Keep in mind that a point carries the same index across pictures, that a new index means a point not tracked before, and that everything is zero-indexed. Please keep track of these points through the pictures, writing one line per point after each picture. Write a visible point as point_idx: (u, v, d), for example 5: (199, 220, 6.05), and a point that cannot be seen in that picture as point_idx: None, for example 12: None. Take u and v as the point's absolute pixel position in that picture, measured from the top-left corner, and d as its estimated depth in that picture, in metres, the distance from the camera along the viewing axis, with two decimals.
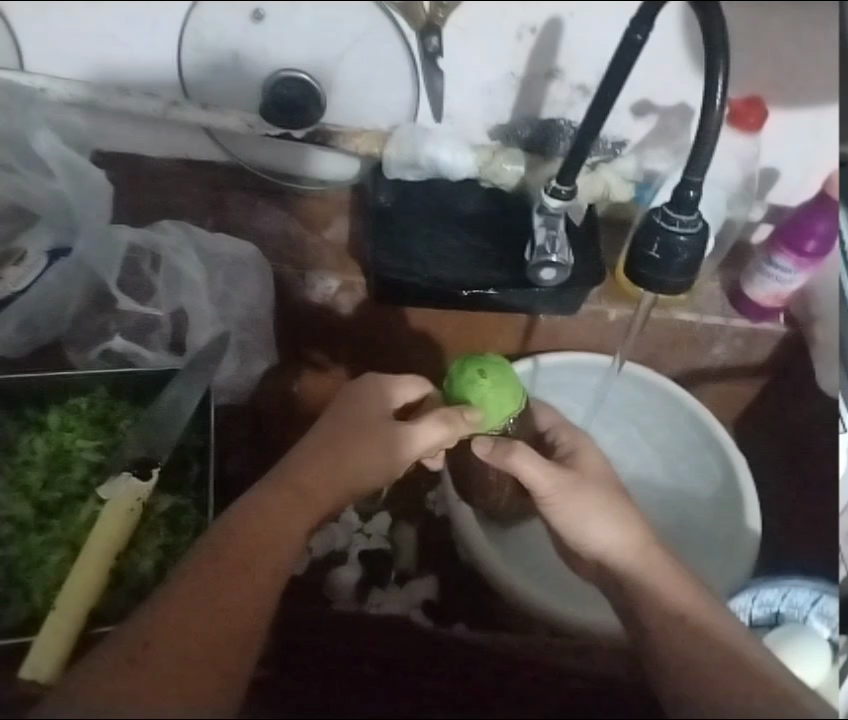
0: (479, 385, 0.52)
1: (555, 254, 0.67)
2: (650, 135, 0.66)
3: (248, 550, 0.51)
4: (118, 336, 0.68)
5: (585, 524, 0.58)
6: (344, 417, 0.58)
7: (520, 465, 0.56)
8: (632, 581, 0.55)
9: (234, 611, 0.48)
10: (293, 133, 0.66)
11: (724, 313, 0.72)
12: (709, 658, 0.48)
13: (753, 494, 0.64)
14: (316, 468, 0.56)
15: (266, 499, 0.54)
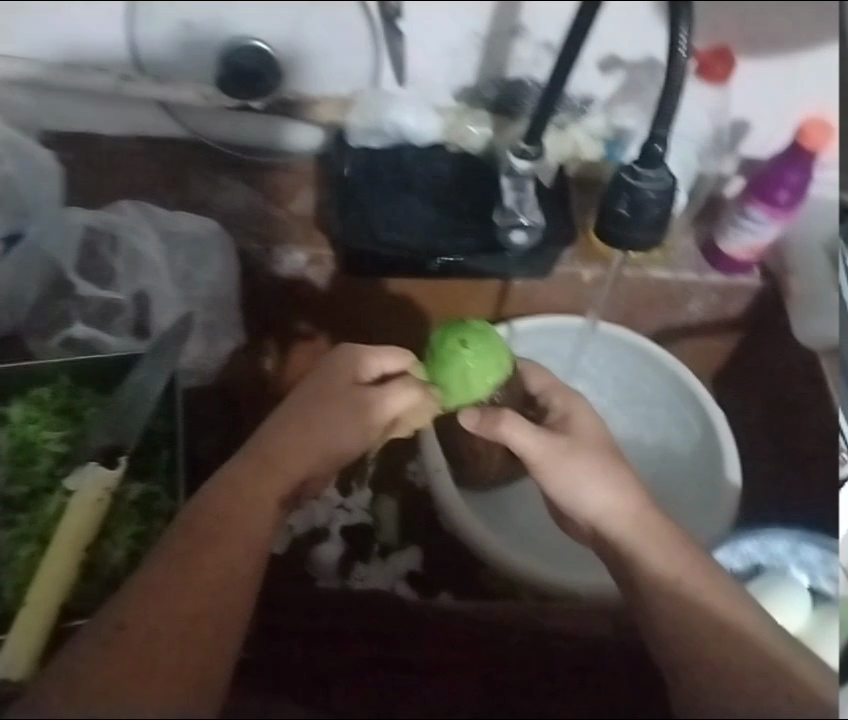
0: (460, 355, 0.52)
1: (525, 215, 0.70)
2: (619, 92, 0.74)
3: (225, 526, 0.49)
4: (79, 323, 0.63)
5: (579, 490, 0.54)
6: (315, 388, 0.56)
7: (508, 435, 0.55)
8: (640, 560, 0.49)
9: (214, 590, 0.46)
10: (252, 103, 0.70)
11: (700, 270, 0.69)
12: (739, 657, 0.43)
13: (733, 448, 0.63)
14: (291, 440, 0.54)
15: (241, 473, 0.52)
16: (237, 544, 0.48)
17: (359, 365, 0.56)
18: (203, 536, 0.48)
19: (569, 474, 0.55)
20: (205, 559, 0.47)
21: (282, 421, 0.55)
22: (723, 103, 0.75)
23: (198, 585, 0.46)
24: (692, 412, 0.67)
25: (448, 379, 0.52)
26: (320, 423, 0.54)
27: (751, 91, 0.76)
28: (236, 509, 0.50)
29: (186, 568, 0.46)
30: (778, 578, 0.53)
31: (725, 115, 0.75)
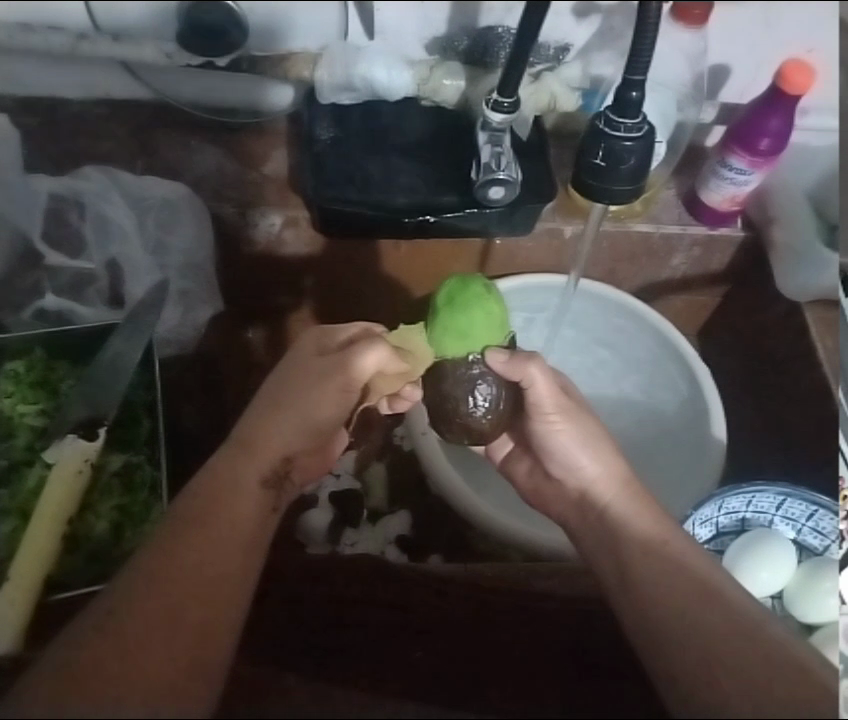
0: (487, 298, 0.49)
1: (502, 170, 0.63)
2: (594, 38, 0.63)
3: (208, 510, 0.46)
4: (50, 294, 0.64)
5: (577, 452, 0.55)
6: (284, 365, 0.54)
7: (533, 377, 0.53)
8: (621, 520, 0.51)
9: (204, 576, 0.43)
10: (217, 63, 0.61)
11: (682, 221, 0.70)
12: (732, 630, 0.41)
13: (719, 407, 0.63)
14: (271, 420, 0.52)
15: (223, 461, 0.50)
16: (224, 526, 0.46)
17: (332, 336, 0.55)
18: (189, 522, 0.46)
19: (563, 439, 0.55)
20: (194, 546, 0.44)
21: (262, 405, 0.52)
22: (700, 47, 0.61)
23: (189, 571, 0.43)
24: (676, 368, 0.67)
25: (473, 321, 0.49)
26: (299, 398, 0.52)
27: (733, 25, 0.60)
28: (220, 494, 0.47)
29: (172, 558, 0.43)
30: (761, 537, 0.55)
31: (702, 61, 0.63)
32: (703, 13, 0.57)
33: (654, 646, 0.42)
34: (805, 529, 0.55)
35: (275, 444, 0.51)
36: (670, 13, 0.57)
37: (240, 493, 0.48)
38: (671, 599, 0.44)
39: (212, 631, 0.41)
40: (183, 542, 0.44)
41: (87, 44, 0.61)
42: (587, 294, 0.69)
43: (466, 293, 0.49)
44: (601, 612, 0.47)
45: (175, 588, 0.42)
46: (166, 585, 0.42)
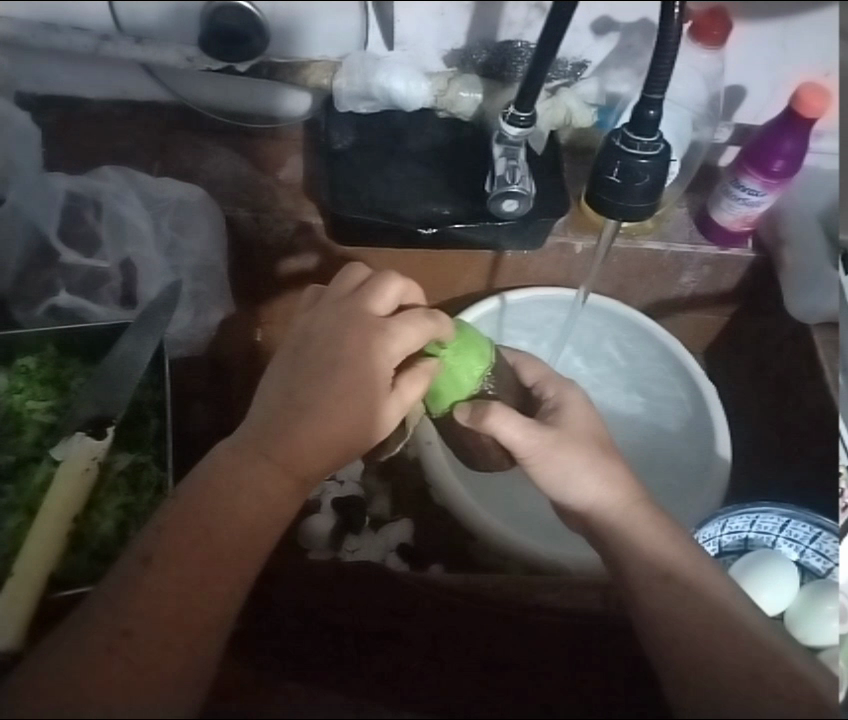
0: (443, 358, 0.57)
1: (517, 183, 0.64)
2: (613, 55, 0.65)
3: (217, 513, 0.47)
4: (64, 291, 0.62)
5: (566, 483, 0.56)
6: (321, 367, 0.53)
7: (497, 428, 0.58)
8: (617, 538, 0.51)
9: (209, 577, 0.44)
10: (236, 68, 0.62)
11: (692, 241, 0.71)
12: (734, 661, 0.42)
13: (720, 411, 0.65)
14: (299, 424, 0.52)
15: (245, 466, 0.50)
16: (235, 530, 0.47)
17: (366, 355, 0.54)
18: (202, 527, 0.46)
19: (569, 468, 0.57)
20: (205, 551, 0.45)
21: (288, 407, 0.52)
22: (718, 68, 0.63)
23: (202, 574, 0.44)
24: (682, 382, 0.68)
25: (438, 383, 0.57)
26: (325, 417, 0.52)
27: (754, 49, 0.63)
28: (234, 500, 0.48)
29: (182, 563, 0.44)
30: (766, 557, 0.54)
31: (720, 81, 0.65)
32: (721, 35, 0.58)
33: (663, 652, 0.43)
34: (808, 551, 0.56)
35: (301, 455, 0.51)
36: (689, 32, 0.58)
37: (248, 503, 0.49)
38: (672, 621, 0.44)
39: (206, 627, 0.42)
40: (193, 547, 0.45)
41: (110, 45, 0.62)
42: (598, 308, 0.70)
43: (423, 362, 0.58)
44: (606, 628, 0.45)
45: (181, 589, 0.43)
46: (163, 594, 0.43)
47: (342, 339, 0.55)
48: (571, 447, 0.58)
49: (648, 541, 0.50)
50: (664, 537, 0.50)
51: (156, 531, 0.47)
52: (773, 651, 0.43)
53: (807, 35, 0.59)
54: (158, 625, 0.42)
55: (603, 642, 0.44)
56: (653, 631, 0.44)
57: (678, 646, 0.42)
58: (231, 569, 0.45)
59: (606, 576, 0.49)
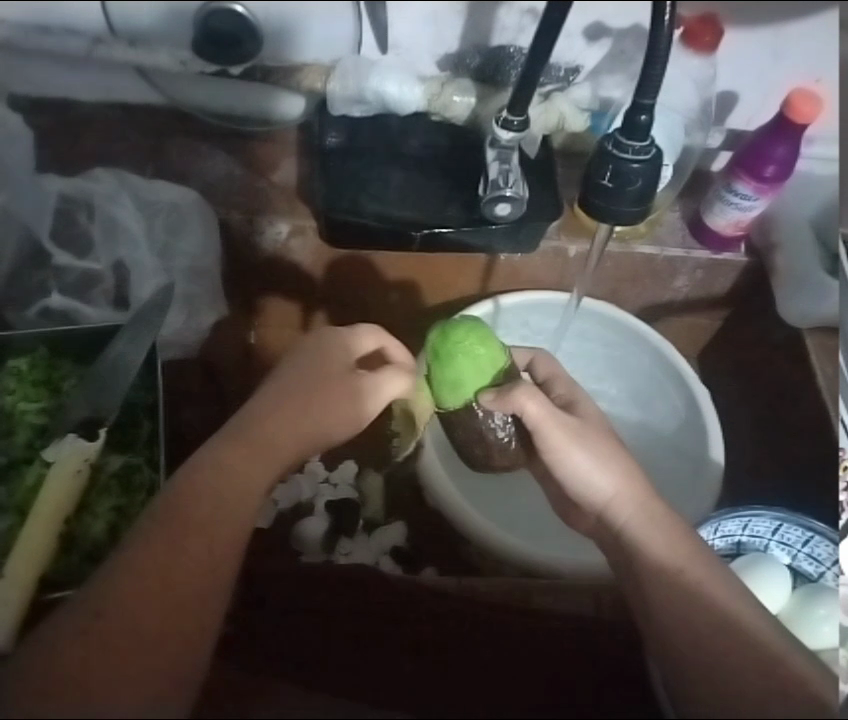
0: (467, 344, 0.52)
1: (510, 188, 0.64)
2: (605, 61, 0.61)
3: (207, 502, 0.46)
4: (55, 293, 0.66)
5: (590, 475, 0.54)
6: (302, 366, 0.55)
7: (523, 407, 0.54)
8: (629, 538, 0.50)
9: (195, 558, 0.43)
10: (230, 71, 0.58)
11: (685, 245, 0.71)
12: (738, 654, 0.40)
13: (715, 422, 0.67)
14: (272, 414, 0.52)
15: (229, 454, 0.49)
16: (210, 507, 0.46)
17: (339, 355, 0.56)
18: (181, 508, 0.45)
19: (578, 462, 0.54)
20: (196, 538, 0.44)
21: (270, 400, 0.53)
22: (709, 75, 0.61)
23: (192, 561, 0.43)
24: (674, 389, 0.71)
25: (461, 369, 0.51)
26: (306, 407, 0.53)
27: (743, 57, 0.60)
28: (224, 483, 0.48)
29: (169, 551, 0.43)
30: (757, 561, 0.56)
31: (711, 87, 0.63)
32: (713, 40, 0.57)
33: (671, 649, 0.41)
34: (799, 554, 0.57)
35: (275, 434, 0.52)
36: (679, 39, 0.57)
37: (233, 491, 0.48)
38: (680, 614, 0.43)
39: (196, 617, 0.41)
40: (179, 535, 0.44)
41: (102, 49, 0.57)
42: (589, 313, 0.71)
43: (444, 353, 0.52)
44: (604, 630, 0.45)
45: (166, 569, 0.42)
46: (143, 577, 0.41)
47: (302, 352, 0.57)
48: (584, 442, 0.55)
49: (649, 540, 0.48)
50: (661, 538, 0.48)
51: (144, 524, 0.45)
52: (773, 651, 0.41)
53: (808, 46, 0.56)
54: (136, 605, 0.40)
55: (596, 648, 0.44)
56: (662, 624, 0.42)
57: (673, 639, 0.41)
58: (215, 553, 0.44)
59: (612, 578, 0.49)
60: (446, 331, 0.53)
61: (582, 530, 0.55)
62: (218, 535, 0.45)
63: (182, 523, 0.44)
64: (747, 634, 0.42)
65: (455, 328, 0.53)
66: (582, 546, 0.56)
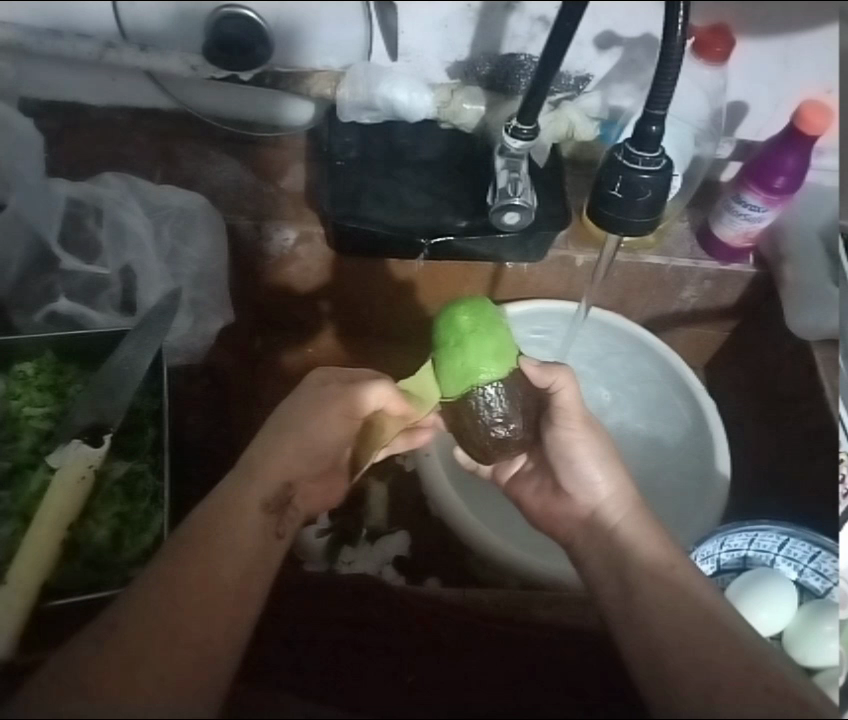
0: (491, 313, 0.50)
1: (518, 197, 0.62)
2: (615, 71, 0.64)
3: (222, 528, 0.46)
4: (63, 297, 0.63)
5: (585, 470, 0.54)
6: (292, 400, 0.54)
7: (561, 387, 0.54)
8: (620, 546, 0.50)
9: (209, 588, 0.42)
10: (240, 77, 0.63)
11: (694, 256, 0.70)
12: (726, 661, 0.40)
13: (719, 422, 0.66)
14: (265, 448, 0.51)
15: (233, 487, 0.49)
16: (225, 538, 0.45)
17: (318, 381, 0.55)
18: (196, 540, 0.45)
19: (581, 452, 0.55)
20: (211, 560, 0.44)
21: (269, 436, 0.52)
22: (721, 85, 0.62)
23: (208, 578, 0.43)
24: (682, 399, 0.69)
25: (498, 332, 0.49)
26: (292, 429, 0.52)
27: (755, 68, 0.62)
28: (229, 515, 0.47)
29: (187, 570, 0.43)
30: (764, 577, 0.53)
31: (723, 97, 0.64)
32: (725, 52, 0.58)
33: (656, 664, 0.42)
34: (807, 571, 0.54)
35: (273, 466, 0.50)
36: (691, 49, 0.58)
37: (242, 521, 0.47)
38: (671, 625, 0.43)
39: (217, 638, 0.40)
40: (193, 557, 0.44)
41: (113, 53, 0.61)
42: (598, 323, 0.70)
43: (490, 331, 0.49)
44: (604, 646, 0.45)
45: (184, 595, 0.41)
46: (158, 603, 0.40)
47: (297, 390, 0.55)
48: (593, 438, 0.56)
49: (651, 555, 0.48)
50: (656, 548, 0.49)
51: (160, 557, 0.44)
52: (766, 661, 0.41)
53: (807, 55, 0.60)
54: (154, 634, 0.39)
55: (595, 661, 0.44)
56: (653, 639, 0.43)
57: (665, 660, 0.41)
58: (232, 583, 0.43)
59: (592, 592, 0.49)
60: (484, 308, 0.50)
61: (565, 526, 0.55)
62: (233, 559, 0.44)
63: (196, 549, 0.44)
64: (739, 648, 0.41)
65: (491, 308, 0.50)
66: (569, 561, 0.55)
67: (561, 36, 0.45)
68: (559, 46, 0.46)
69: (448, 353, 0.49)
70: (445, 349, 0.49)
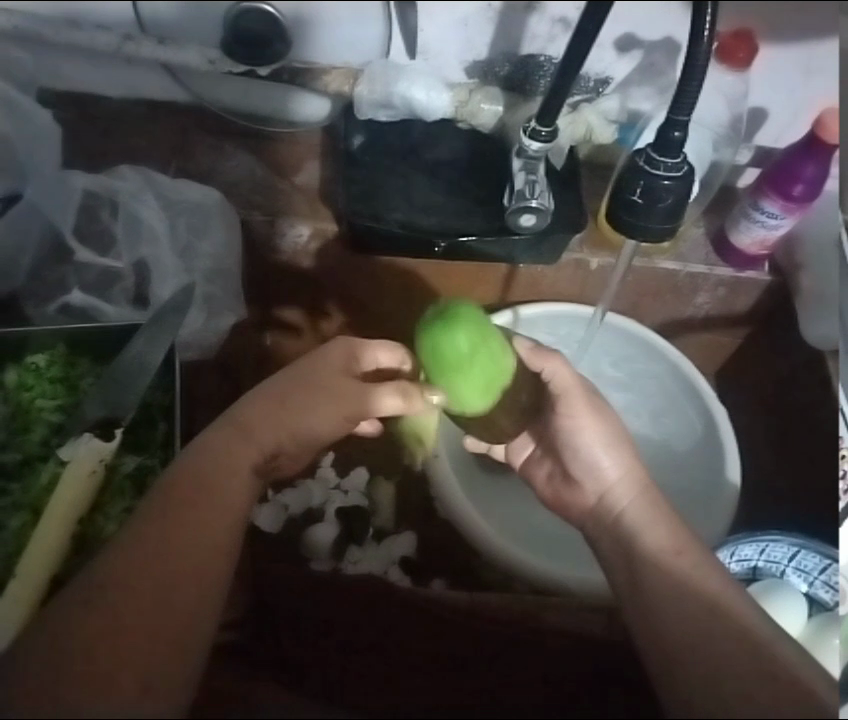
0: (474, 310, 0.48)
1: (536, 198, 0.62)
2: (635, 73, 0.64)
3: (214, 492, 0.46)
4: (76, 290, 0.63)
5: (592, 453, 0.55)
6: (303, 374, 0.55)
7: (552, 370, 0.57)
8: (628, 536, 0.49)
9: (201, 556, 0.42)
10: (257, 70, 0.64)
11: (708, 262, 0.70)
12: (730, 658, 0.39)
13: (729, 427, 0.66)
14: (264, 415, 0.52)
15: (225, 442, 0.49)
16: (219, 500, 0.46)
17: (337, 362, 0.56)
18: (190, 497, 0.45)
19: (588, 438, 0.56)
20: (198, 519, 0.44)
21: (269, 402, 0.53)
22: (741, 89, 0.63)
23: (196, 541, 0.43)
24: (695, 410, 0.68)
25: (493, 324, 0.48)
26: (295, 406, 0.53)
27: (777, 73, 0.62)
28: (222, 477, 0.47)
29: (173, 534, 0.42)
30: (775, 584, 0.51)
31: (743, 102, 0.64)
32: (747, 57, 0.58)
33: (659, 656, 0.41)
34: (817, 583, 0.53)
35: (266, 434, 0.52)
36: (714, 55, 0.58)
37: (235, 483, 0.47)
38: (679, 618, 0.42)
39: (201, 605, 0.40)
40: (184, 516, 0.44)
41: (132, 45, 0.63)
42: (613, 328, 0.69)
43: (491, 334, 0.48)
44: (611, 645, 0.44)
45: (174, 550, 0.42)
46: (148, 560, 0.41)
47: (302, 370, 0.55)
48: (600, 424, 0.57)
49: (656, 544, 0.47)
50: (667, 537, 0.48)
51: (150, 507, 0.45)
52: (767, 649, 0.40)
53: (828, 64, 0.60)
54: (143, 589, 0.40)
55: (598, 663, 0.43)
56: (657, 632, 0.42)
57: (663, 643, 0.41)
58: (224, 548, 0.44)
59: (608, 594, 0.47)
60: (470, 313, 0.47)
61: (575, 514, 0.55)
62: (224, 522, 0.45)
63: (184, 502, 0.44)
64: (741, 633, 0.41)
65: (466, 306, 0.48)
66: (588, 562, 0.52)
67: (582, 43, 0.45)
68: (580, 53, 0.46)
69: (468, 373, 0.46)
70: (463, 371, 0.46)
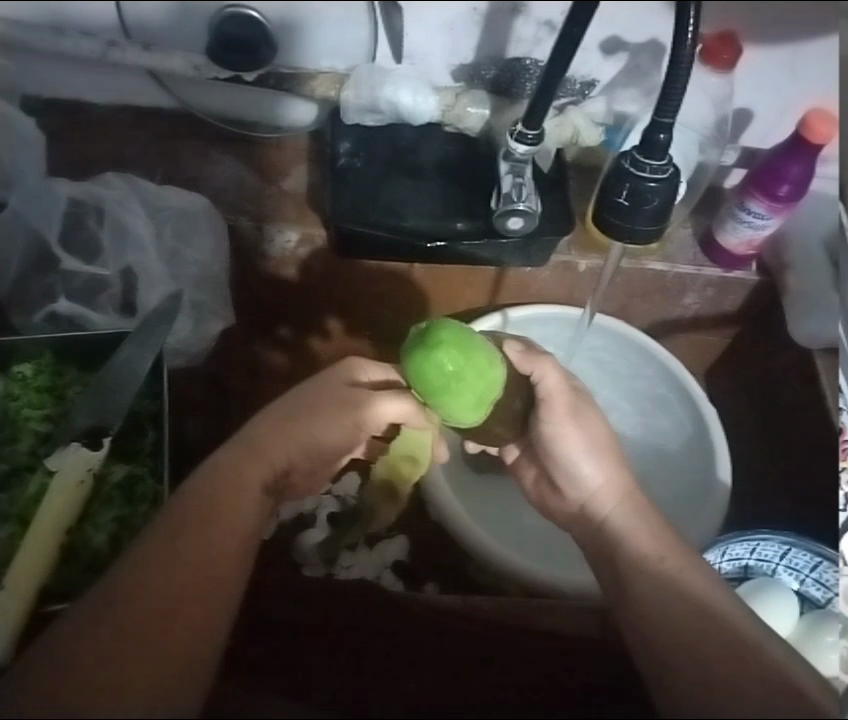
0: (455, 327, 0.46)
1: (523, 201, 0.62)
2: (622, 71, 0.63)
3: (222, 510, 0.44)
4: (63, 297, 0.63)
5: (579, 460, 0.53)
6: (312, 390, 0.52)
7: (541, 374, 0.55)
8: (614, 540, 0.49)
9: (206, 574, 0.41)
10: (244, 76, 0.63)
11: (696, 262, 0.70)
12: (721, 656, 0.39)
13: (719, 427, 0.66)
14: (272, 434, 0.49)
15: (236, 461, 0.47)
16: (228, 517, 0.44)
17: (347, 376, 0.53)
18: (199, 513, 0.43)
19: (571, 445, 0.54)
20: (206, 538, 0.42)
21: (278, 417, 0.50)
22: (728, 93, 0.63)
23: (204, 563, 0.41)
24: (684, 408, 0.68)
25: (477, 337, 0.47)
26: (305, 421, 0.50)
27: (762, 77, 0.63)
28: (230, 495, 0.45)
29: (181, 548, 0.41)
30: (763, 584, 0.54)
31: (729, 105, 0.64)
32: (731, 59, 0.59)
33: (652, 656, 0.41)
34: (808, 580, 0.55)
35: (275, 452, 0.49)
36: (699, 56, 0.59)
37: (243, 501, 0.46)
38: (668, 617, 0.42)
39: (207, 623, 0.39)
40: (192, 533, 0.42)
41: (117, 51, 0.62)
42: (601, 329, 0.69)
43: (474, 349, 0.46)
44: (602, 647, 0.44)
45: (180, 568, 0.40)
46: (152, 577, 0.39)
47: (309, 389, 0.52)
48: (586, 428, 0.55)
49: (644, 545, 0.47)
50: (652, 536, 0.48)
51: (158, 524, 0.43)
52: (756, 646, 0.40)
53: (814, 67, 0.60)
54: (147, 611, 0.38)
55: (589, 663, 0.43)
56: (647, 635, 0.42)
57: (654, 642, 0.41)
58: (230, 565, 0.42)
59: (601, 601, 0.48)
60: (451, 332, 0.46)
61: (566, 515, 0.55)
62: (233, 543, 0.43)
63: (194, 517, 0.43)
64: (729, 627, 0.41)
65: (445, 324, 0.46)
66: (580, 566, 0.53)
67: (565, 48, 0.46)
68: (563, 56, 0.47)
69: (454, 394, 0.46)
70: (448, 392, 0.46)
